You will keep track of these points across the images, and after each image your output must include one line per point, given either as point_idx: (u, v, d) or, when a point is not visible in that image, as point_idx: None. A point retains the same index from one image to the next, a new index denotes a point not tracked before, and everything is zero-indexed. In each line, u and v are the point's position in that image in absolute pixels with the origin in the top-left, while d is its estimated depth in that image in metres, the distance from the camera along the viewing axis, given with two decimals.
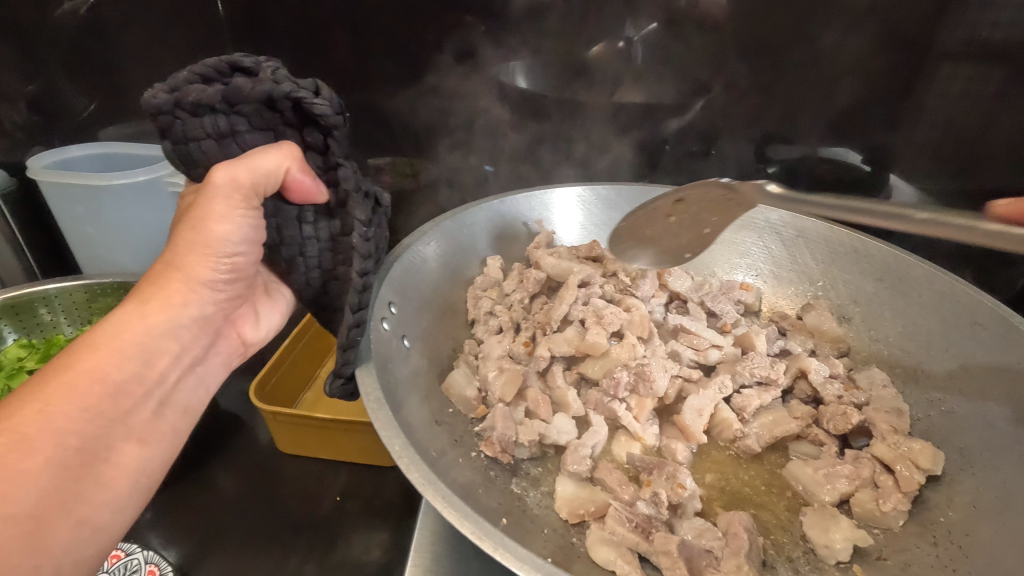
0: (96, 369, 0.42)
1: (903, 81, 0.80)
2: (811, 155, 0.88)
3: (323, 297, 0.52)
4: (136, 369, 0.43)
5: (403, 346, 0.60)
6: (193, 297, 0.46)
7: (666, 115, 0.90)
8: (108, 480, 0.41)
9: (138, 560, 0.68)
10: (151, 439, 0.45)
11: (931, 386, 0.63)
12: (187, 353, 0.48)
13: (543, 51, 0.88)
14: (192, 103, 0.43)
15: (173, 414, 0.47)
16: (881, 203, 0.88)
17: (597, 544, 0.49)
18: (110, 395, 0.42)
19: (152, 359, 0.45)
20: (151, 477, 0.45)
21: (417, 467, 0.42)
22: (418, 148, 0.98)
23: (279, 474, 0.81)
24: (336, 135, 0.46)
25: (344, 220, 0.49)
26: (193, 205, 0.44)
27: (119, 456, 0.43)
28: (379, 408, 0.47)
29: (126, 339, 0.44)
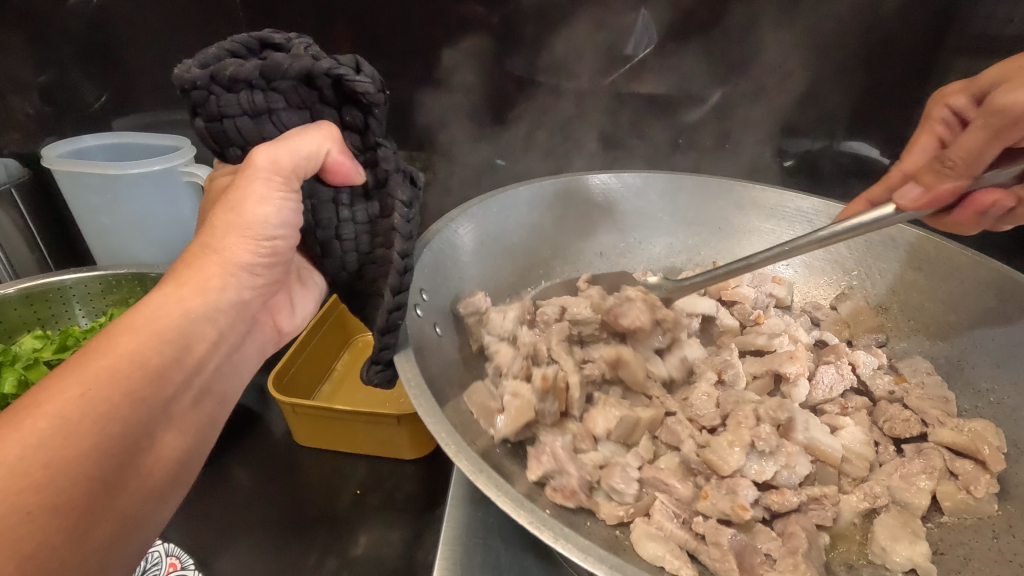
0: (136, 352, 0.38)
1: (922, 71, 0.78)
2: (832, 147, 0.87)
3: (359, 281, 0.50)
4: (176, 353, 0.40)
5: (436, 334, 0.59)
6: (231, 280, 0.44)
7: (688, 105, 0.88)
8: (150, 471, 0.38)
9: (159, 553, 0.66)
10: (191, 428, 0.42)
11: (977, 376, 0.61)
12: (223, 340, 0.45)
13: (560, 44, 0.86)
14: (229, 78, 0.41)
15: (210, 405, 0.44)
16: None
17: (643, 539, 0.47)
18: (152, 380, 0.39)
19: (191, 344, 0.41)
20: (191, 469, 0.42)
21: (465, 455, 0.40)
22: (433, 143, 0.96)
23: (299, 468, 0.80)
24: (376, 114, 0.44)
25: (383, 202, 0.47)
26: (231, 186, 0.43)
27: (160, 446, 0.39)
28: (421, 394, 0.45)
29: (167, 321, 0.40)
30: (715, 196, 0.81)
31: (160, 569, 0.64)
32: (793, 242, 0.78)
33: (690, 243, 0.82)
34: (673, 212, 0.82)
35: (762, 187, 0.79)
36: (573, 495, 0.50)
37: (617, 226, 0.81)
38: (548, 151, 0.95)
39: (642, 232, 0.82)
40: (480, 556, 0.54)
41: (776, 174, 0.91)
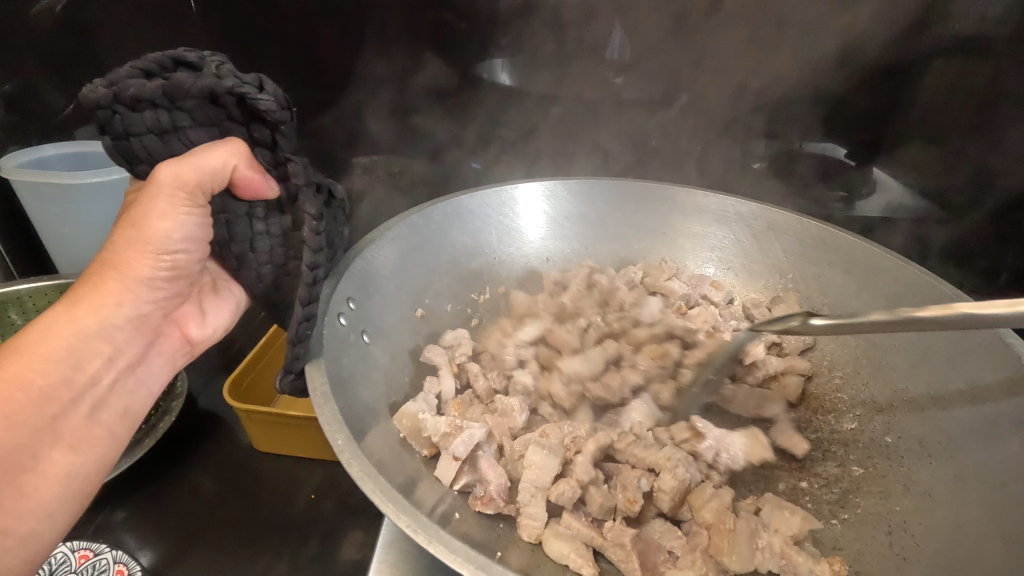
0: (19, 375, 0.42)
1: (894, 76, 0.79)
2: (794, 150, 0.88)
3: (275, 293, 0.51)
4: (63, 373, 0.44)
5: (363, 342, 0.59)
6: (129, 296, 0.46)
7: (648, 110, 0.89)
8: (34, 488, 0.42)
9: (107, 560, 0.66)
10: (81, 446, 0.45)
11: (896, 377, 0.62)
12: (122, 354, 0.47)
13: (527, 51, 0.87)
14: (131, 98, 0.43)
15: (109, 417, 0.47)
16: (865, 198, 0.87)
17: (552, 537, 0.49)
18: (35, 402, 0.42)
19: (83, 361, 0.44)
20: (86, 482, 0.45)
21: (359, 462, 0.41)
22: (402, 147, 0.98)
23: (252, 472, 0.81)
24: (282, 131, 0.45)
25: (296, 217, 0.49)
26: (136, 201, 0.44)
27: (47, 463, 0.43)
28: (325, 403, 0.46)
29: (53, 344, 0.43)
30: (658, 202, 0.82)
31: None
32: (733, 246, 0.80)
33: (634, 248, 0.83)
34: (619, 218, 0.83)
35: (704, 192, 0.80)
36: (490, 501, 0.51)
37: (563, 232, 0.83)
38: (513, 154, 0.97)
39: (586, 238, 0.83)
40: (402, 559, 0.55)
41: (736, 178, 0.93)
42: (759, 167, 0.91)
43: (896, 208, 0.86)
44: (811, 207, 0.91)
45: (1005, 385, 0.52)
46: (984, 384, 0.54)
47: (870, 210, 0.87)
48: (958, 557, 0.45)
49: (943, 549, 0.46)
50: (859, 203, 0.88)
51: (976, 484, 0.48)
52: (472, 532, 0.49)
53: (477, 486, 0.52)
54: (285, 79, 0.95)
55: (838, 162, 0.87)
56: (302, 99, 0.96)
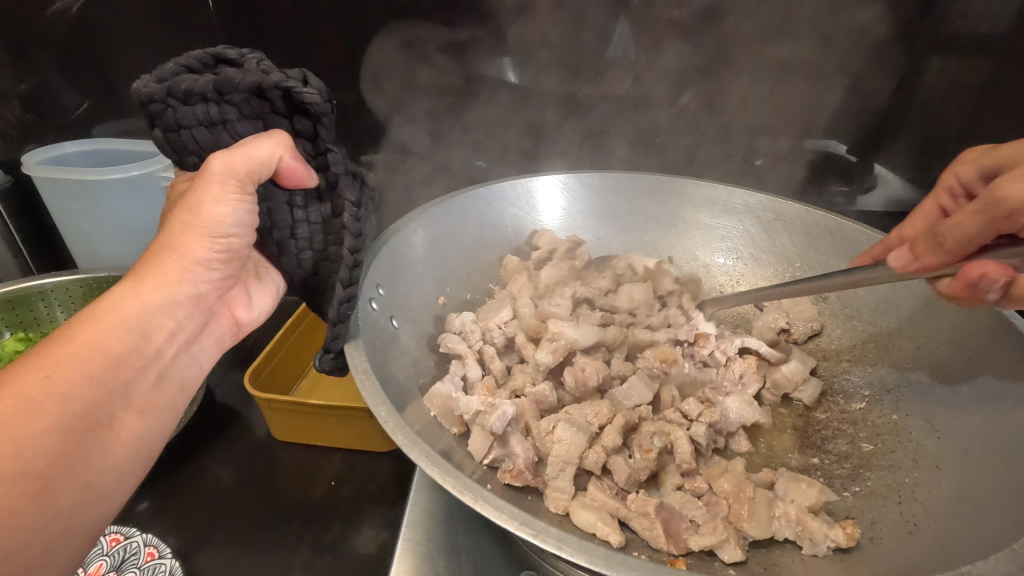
0: (96, 339, 0.43)
1: (900, 70, 0.82)
2: (798, 147, 0.91)
3: (314, 277, 0.54)
4: (134, 341, 0.45)
5: (393, 326, 0.62)
6: (188, 275, 0.48)
7: (655, 107, 0.91)
8: (111, 448, 0.43)
9: (137, 543, 0.69)
10: (149, 412, 0.46)
11: (902, 358, 0.65)
12: (182, 330, 0.49)
13: (537, 51, 0.89)
14: (183, 92, 0.45)
15: (170, 389, 0.48)
16: (868, 192, 0.92)
17: (578, 508, 0.51)
18: (110, 364, 0.43)
19: (150, 332, 0.46)
20: (151, 449, 0.46)
21: (403, 431, 0.44)
22: (415, 145, 1.00)
23: (274, 461, 0.84)
24: (324, 123, 0.48)
25: (335, 204, 0.51)
26: (190, 190, 0.47)
27: (120, 425, 0.44)
28: (366, 379, 0.48)
29: (124, 313, 0.45)
30: (668, 194, 0.85)
31: (139, 559, 0.67)
32: (740, 235, 0.82)
33: (645, 239, 0.85)
34: (630, 210, 0.85)
35: (712, 184, 0.83)
36: (519, 474, 0.53)
37: (576, 223, 0.85)
38: (522, 152, 0.99)
39: (598, 229, 0.86)
40: None
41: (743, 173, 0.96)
42: (762, 164, 0.94)
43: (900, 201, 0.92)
44: (816, 202, 0.95)
45: (1005, 361, 0.55)
46: (986, 361, 0.57)
47: (876, 203, 0.93)
48: (965, 518, 0.47)
49: (948, 509, 0.49)
50: (863, 198, 0.93)
51: (979, 453, 0.51)
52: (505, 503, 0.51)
53: (504, 461, 0.55)
54: None
55: (841, 156, 0.91)
56: None
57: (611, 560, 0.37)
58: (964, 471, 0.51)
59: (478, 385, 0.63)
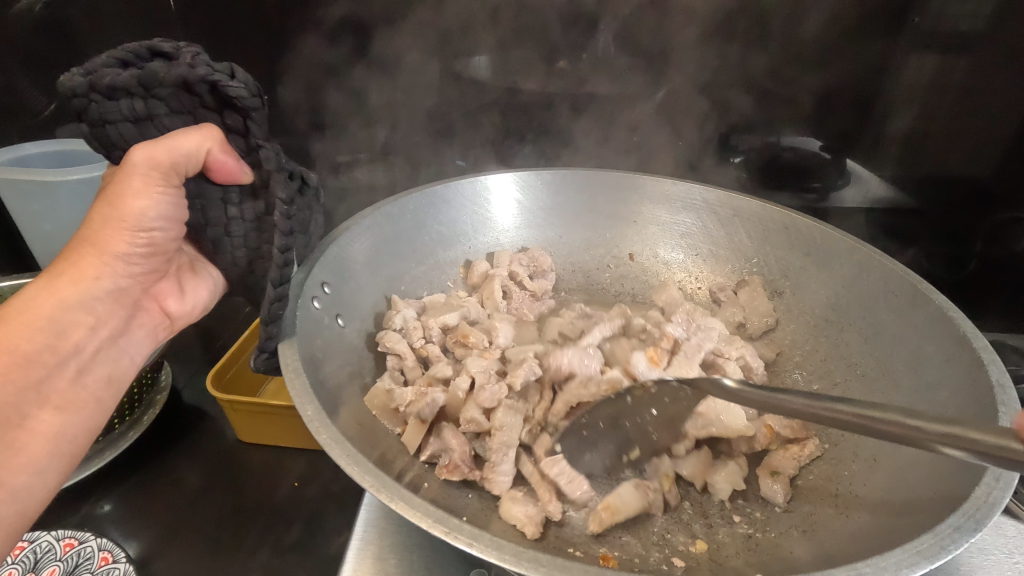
0: (5, 340, 0.45)
1: (872, 64, 0.82)
2: (773, 144, 0.90)
3: (250, 276, 0.53)
4: (46, 340, 0.46)
5: (338, 325, 0.61)
6: (107, 270, 0.48)
7: (626, 105, 0.91)
8: (23, 445, 0.45)
9: (92, 548, 0.67)
10: (67, 407, 0.48)
11: (851, 351, 0.65)
12: (103, 324, 0.50)
13: (511, 49, 0.89)
14: (107, 87, 0.45)
15: (93, 383, 0.50)
16: (841, 188, 0.91)
17: (510, 504, 0.51)
18: (21, 364, 0.45)
19: (64, 331, 0.47)
20: (73, 441, 0.48)
21: (327, 429, 0.43)
22: (385, 145, 0.99)
23: (235, 461, 0.83)
24: (254, 118, 0.48)
25: (268, 201, 0.51)
26: (111, 182, 0.46)
27: (35, 423, 0.46)
28: (296, 376, 0.48)
29: (37, 311, 0.46)
30: (628, 191, 0.84)
31: (92, 563, 0.66)
32: (699, 232, 0.83)
33: (606, 236, 0.85)
34: (591, 207, 0.85)
35: (672, 180, 0.83)
36: (455, 469, 0.53)
37: (536, 221, 0.85)
38: (497, 149, 0.99)
39: (558, 227, 0.86)
40: None
41: (714, 172, 0.95)
42: (738, 162, 0.93)
43: (875, 198, 0.90)
44: (787, 199, 0.95)
45: (943, 356, 0.56)
46: (927, 352, 0.58)
47: (856, 200, 0.91)
48: (893, 508, 0.47)
49: (879, 498, 0.49)
50: (834, 194, 0.92)
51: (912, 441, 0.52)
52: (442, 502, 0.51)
53: (442, 455, 0.55)
54: (266, 78, 0.96)
55: (815, 154, 0.90)
56: (285, 98, 0.97)
57: (522, 555, 0.37)
58: (898, 458, 0.51)
59: (421, 381, 0.63)
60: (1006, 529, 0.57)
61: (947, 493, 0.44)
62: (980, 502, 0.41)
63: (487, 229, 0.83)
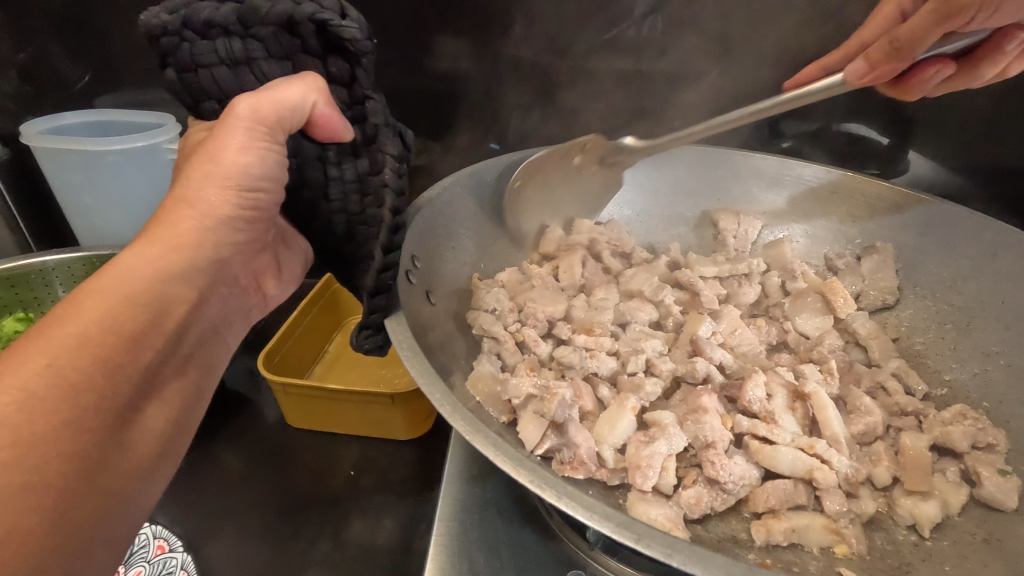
0: (107, 316, 0.36)
1: None
2: (830, 129, 0.83)
3: (346, 246, 0.48)
4: (154, 317, 0.39)
5: (429, 303, 0.56)
6: (207, 238, 0.42)
7: (688, 83, 0.83)
8: (133, 447, 0.37)
9: (146, 535, 0.65)
10: (172, 400, 0.41)
11: (985, 340, 0.60)
12: (203, 302, 0.43)
13: (570, 19, 0.79)
14: (203, 23, 0.40)
15: (192, 371, 0.43)
16: (900, 175, 0.83)
17: (638, 502, 0.47)
18: (129, 345, 0.37)
19: (169, 307, 0.40)
20: (175, 439, 0.40)
21: (462, 415, 0.38)
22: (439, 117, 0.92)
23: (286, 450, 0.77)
24: (363, 64, 0.42)
25: (372, 159, 0.44)
26: (208, 138, 0.41)
27: (142, 417, 0.38)
28: (412, 356, 0.42)
29: (139, 281, 0.39)
30: (715, 165, 0.78)
31: (148, 551, 0.64)
32: (795, 211, 0.77)
33: (689, 215, 0.80)
34: (673, 183, 0.80)
35: (763, 154, 0.76)
36: (581, 466, 0.48)
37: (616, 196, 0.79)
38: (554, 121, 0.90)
39: (639, 205, 0.80)
40: (479, 529, 0.52)
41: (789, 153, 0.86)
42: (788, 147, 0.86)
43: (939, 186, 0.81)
44: None
45: None
46: None
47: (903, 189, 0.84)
48: None
49: None
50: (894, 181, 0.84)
51: None
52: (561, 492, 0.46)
53: (562, 451, 0.49)
54: None
55: (873, 141, 0.82)
56: None
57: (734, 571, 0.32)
58: None
59: (520, 365, 0.58)
60: None
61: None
62: None
63: (565, 204, 0.77)
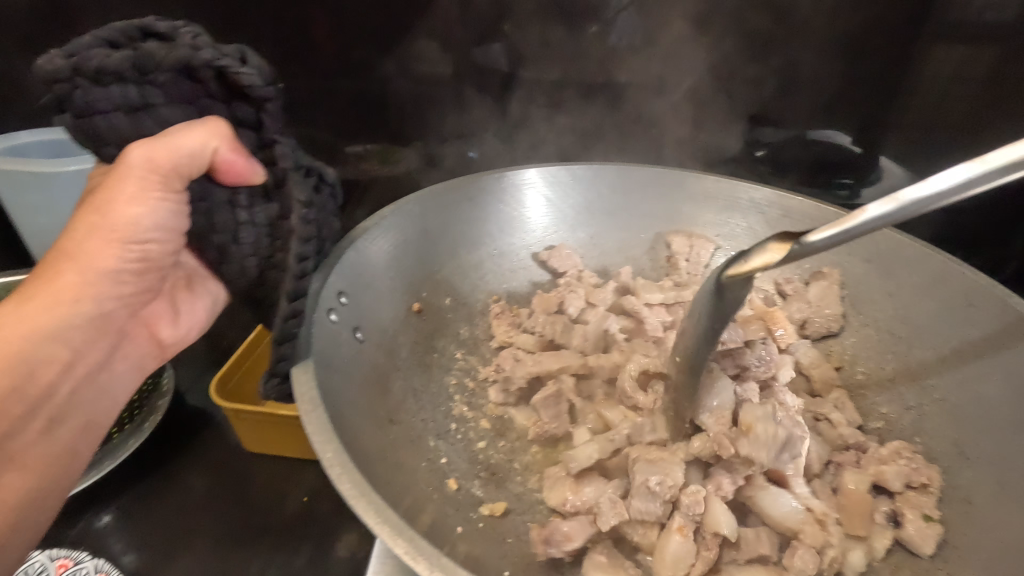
0: None
1: (896, 60, 0.73)
2: (802, 138, 0.82)
3: (259, 289, 0.46)
4: (18, 383, 0.43)
5: (355, 340, 0.55)
6: (88, 294, 0.44)
7: (655, 92, 0.83)
8: None
9: (87, 569, 0.61)
10: (34, 466, 0.45)
11: (924, 371, 0.59)
12: (80, 360, 0.46)
13: (532, 39, 0.82)
14: (95, 70, 0.38)
15: (66, 432, 0.47)
16: (871, 186, 0.81)
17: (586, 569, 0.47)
18: None
19: (35, 372, 0.44)
20: (41, 501, 0.45)
21: (349, 476, 0.37)
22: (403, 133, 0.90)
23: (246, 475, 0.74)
24: (268, 109, 0.41)
25: (283, 204, 0.44)
26: (99, 190, 0.42)
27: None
28: (313, 409, 0.41)
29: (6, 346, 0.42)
30: (668, 188, 0.78)
31: None
32: (746, 234, 0.76)
33: (642, 236, 0.79)
34: (626, 206, 0.78)
35: (714, 177, 0.76)
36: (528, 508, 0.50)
37: (566, 220, 0.78)
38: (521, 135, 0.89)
39: (590, 229, 0.79)
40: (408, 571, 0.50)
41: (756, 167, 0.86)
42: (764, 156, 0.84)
43: None
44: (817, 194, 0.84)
45: None
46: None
47: (876, 199, 0.81)
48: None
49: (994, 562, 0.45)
50: (865, 192, 0.81)
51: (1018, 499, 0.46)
52: (473, 551, 0.46)
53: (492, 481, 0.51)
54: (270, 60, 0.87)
55: (846, 150, 0.81)
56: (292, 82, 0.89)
57: None
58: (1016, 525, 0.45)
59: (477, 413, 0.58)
60: None
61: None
62: None
63: (514, 230, 0.76)
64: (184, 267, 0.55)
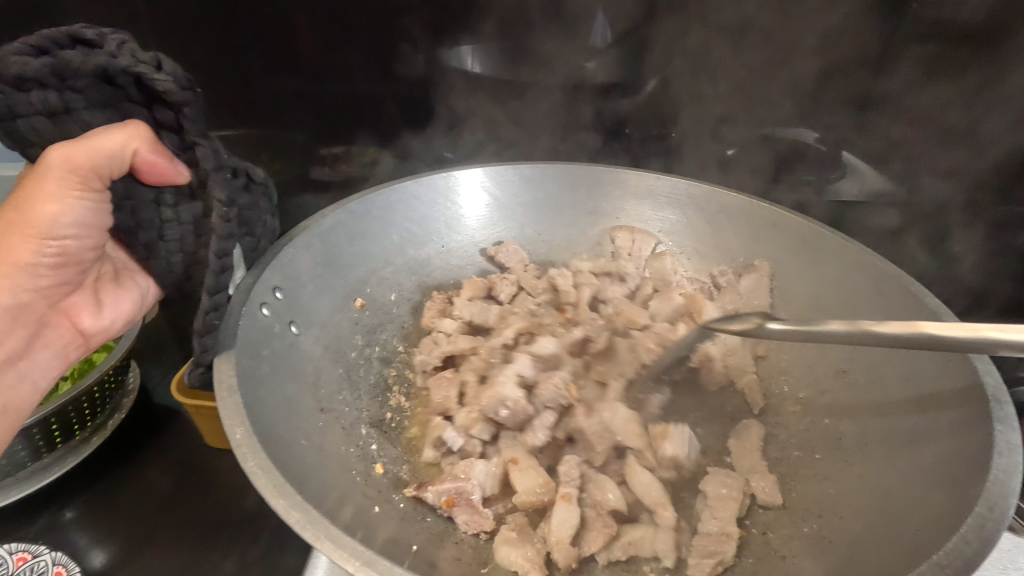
0: None
1: (864, 59, 0.73)
2: (770, 136, 0.81)
3: (187, 283, 0.51)
4: None
5: (290, 332, 0.58)
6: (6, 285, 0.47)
7: (616, 96, 0.83)
8: None
9: (45, 562, 0.57)
10: None
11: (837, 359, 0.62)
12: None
13: (489, 40, 0.80)
14: (15, 77, 0.40)
15: None
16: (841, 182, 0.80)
17: (501, 545, 0.50)
18: None
19: None
20: None
21: (257, 456, 0.42)
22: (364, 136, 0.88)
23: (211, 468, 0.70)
24: (186, 113, 0.43)
25: (207, 203, 0.47)
26: (20, 185, 0.45)
27: None
28: (231, 397, 0.46)
29: None
30: (610, 185, 0.80)
31: None
32: (685, 230, 0.79)
33: (590, 232, 0.81)
34: (571, 204, 0.81)
35: (656, 175, 0.78)
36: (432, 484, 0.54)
37: (513, 216, 0.81)
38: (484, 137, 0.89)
39: (538, 226, 0.81)
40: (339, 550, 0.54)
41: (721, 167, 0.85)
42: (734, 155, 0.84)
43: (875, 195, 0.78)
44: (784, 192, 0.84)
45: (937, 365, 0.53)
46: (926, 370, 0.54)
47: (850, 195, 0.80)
48: (874, 544, 0.46)
49: (868, 533, 0.47)
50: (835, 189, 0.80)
51: (896, 474, 0.50)
52: (391, 536, 0.48)
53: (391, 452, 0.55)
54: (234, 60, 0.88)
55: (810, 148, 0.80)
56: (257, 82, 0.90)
57: None
58: (885, 501, 0.49)
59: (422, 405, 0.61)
60: (1000, 543, 0.55)
61: (931, 534, 0.42)
62: (971, 538, 0.39)
63: (462, 228, 0.78)
64: (111, 261, 0.58)
